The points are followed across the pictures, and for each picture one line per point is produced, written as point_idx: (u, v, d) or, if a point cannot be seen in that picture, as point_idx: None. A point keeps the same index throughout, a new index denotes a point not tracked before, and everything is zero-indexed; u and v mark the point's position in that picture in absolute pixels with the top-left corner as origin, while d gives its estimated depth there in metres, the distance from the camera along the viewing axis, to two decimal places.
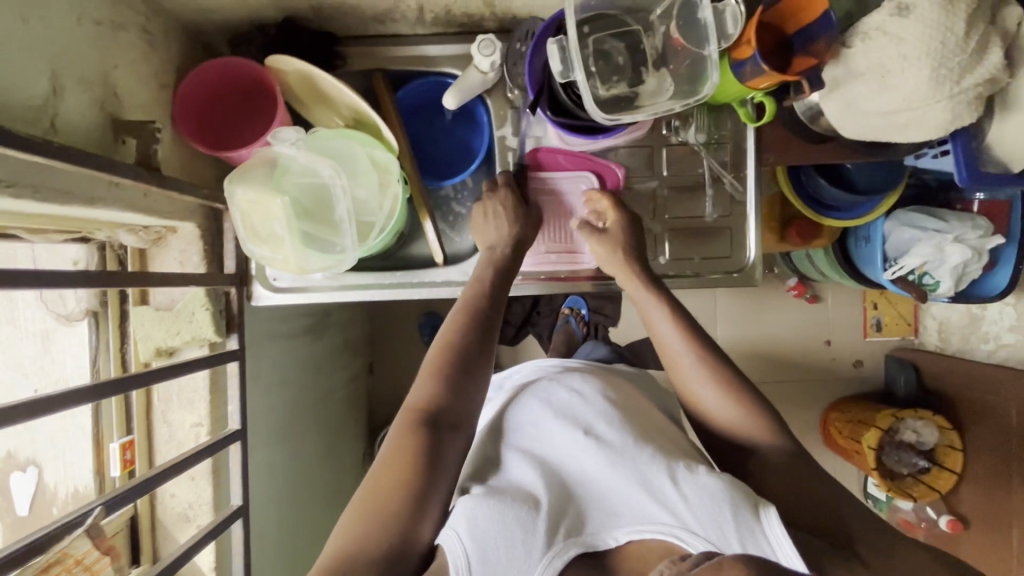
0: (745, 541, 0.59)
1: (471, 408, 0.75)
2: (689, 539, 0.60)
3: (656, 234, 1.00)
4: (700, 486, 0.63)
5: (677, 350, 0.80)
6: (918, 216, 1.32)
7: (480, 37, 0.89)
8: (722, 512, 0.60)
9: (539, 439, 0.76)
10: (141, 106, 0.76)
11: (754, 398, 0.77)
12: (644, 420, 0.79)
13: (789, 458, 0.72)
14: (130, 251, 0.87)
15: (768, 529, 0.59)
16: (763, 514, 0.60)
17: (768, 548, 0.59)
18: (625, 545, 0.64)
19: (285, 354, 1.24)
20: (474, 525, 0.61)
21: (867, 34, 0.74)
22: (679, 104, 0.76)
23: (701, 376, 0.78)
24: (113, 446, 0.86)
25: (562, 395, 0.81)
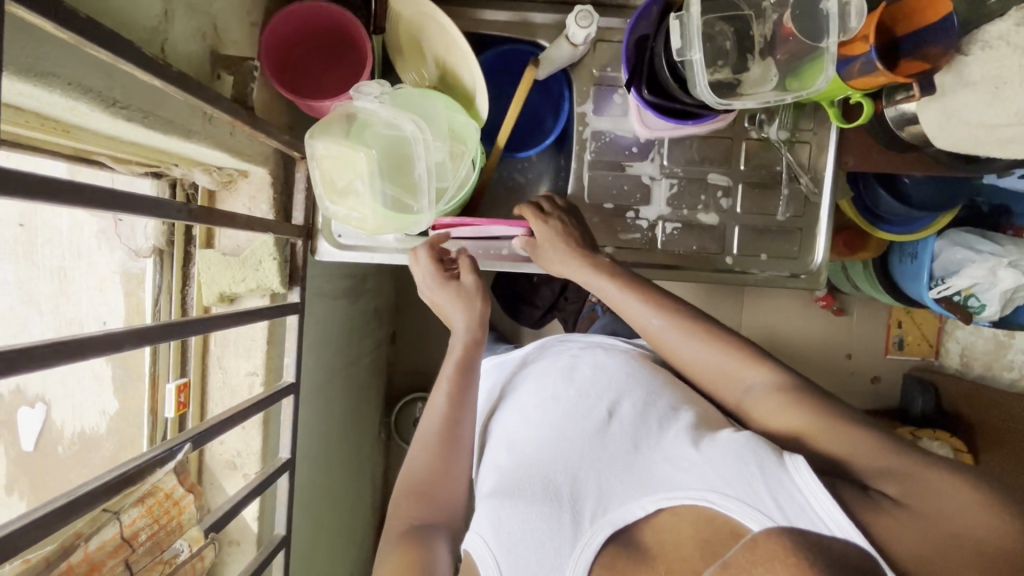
0: (776, 493, 0.55)
1: (450, 503, 0.79)
2: (723, 501, 0.57)
3: (724, 227, 0.98)
4: (722, 448, 0.63)
5: (642, 317, 0.79)
6: (974, 238, 1.32)
7: (578, 7, 0.85)
8: (747, 466, 0.58)
9: (554, 411, 0.78)
10: (236, 42, 0.73)
11: (736, 339, 0.73)
12: (675, 386, 0.79)
13: (782, 387, 0.67)
14: (200, 192, 0.86)
15: (795, 475, 0.56)
16: (789, 461, 0.57)
17: (803, 499, 0.54)
18: (656, 515, 0.62)
19: (327, 314, 1.22)
20: (499, 530, 0.68)
21: (988, 43, 0.73)
22: (788, 95, 0.74)
23: (674, 334, 0.76)
24: (168, 387, 0.85)
25: (584, 370, 0.83)
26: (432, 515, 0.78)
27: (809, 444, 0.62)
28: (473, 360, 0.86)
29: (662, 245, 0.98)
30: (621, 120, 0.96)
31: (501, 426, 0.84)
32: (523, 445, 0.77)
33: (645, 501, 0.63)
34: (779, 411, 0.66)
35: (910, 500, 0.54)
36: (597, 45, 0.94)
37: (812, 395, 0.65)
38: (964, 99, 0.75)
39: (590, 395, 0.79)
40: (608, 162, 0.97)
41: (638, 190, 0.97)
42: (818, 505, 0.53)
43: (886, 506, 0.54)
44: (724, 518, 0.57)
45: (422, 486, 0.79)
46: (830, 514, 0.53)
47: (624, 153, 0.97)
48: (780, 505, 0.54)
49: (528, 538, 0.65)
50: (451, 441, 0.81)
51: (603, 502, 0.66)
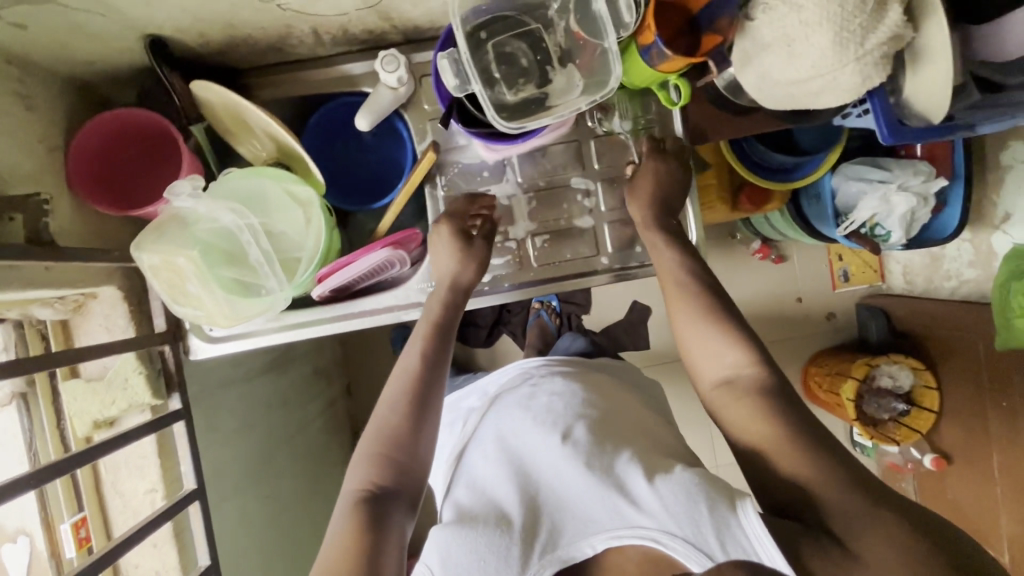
0: (723, 538, 0.60)
1: (416, 471, 0.75)
2: (670, 541, 0.62)
3: (594, 228, 0.97)
4: (675, 487, 0.65)
5: (678, 290, 0.82)
6: (863, 168, 1.32)
7: (382, 53, 0.85)
8: (698, 507, 0.62)
9: (516, 444, 0.79)
10: (27, 176, 0.72)
11: (746, 336, 0.76)
12: (622, 417, 0.83)
13: (766, 396, 0.71)
14: (50, 325, 0.84)
15: (746, 525, 0.59)
16: (740, 506, 0.61)
17: (747, 543, 0.59)
18: (605, 553, 0.66)
19: (246, 397, 1.20)
20: (446, 560, 0.67)
21: (767, 4, 0.71)
22: (587, 101, 0.73)
23: (696, 319, 0.78)
24: (64, 526, 0.83)
25: (543, 401, 0.84)
26: (393, 483, 0.73)
27: (779, 462, 0.66)
28: (448, 324, 0.85)
29: (537, 261, 0.97)
30: (466, 148, 0.95)
31: (468, 458, 0.84)
32: (484, 478, 0.77)
33: (595, 540, 0.66)
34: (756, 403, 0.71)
35: (861, 552, 0.60)
36: (421, 79, 0.93)
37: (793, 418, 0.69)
38: (765, 61, 0.75)
39: (549, 421, 0.80)
40: (463, 192, 0.96)
41: (500, 212, 0.96)
42: (760, 549, 0.58)
43: (838, 558, 0.60)
44: (669, 559, 0.62)
45: (386, 449, 0.75)
46: (773, 563, 0.57)
47: (477, 178, 0.96)
48: (723, 547, 0.60)
49: (478, 567, 0.66)
50: (422, 405, 0.78)
51: (554, 537, 0.68)
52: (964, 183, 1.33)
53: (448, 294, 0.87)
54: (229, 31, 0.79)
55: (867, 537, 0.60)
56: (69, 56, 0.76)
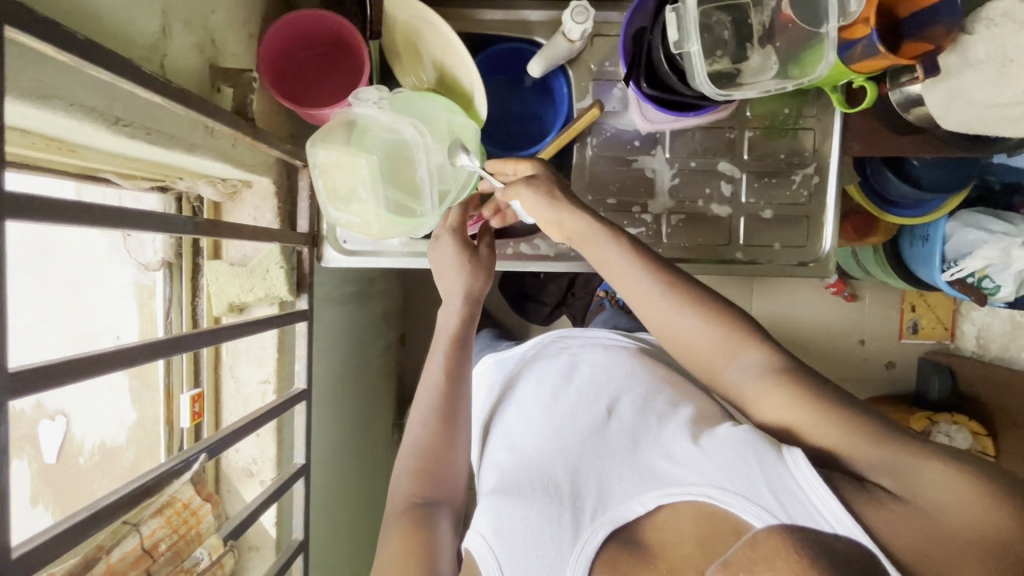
0: (774, 486, 0.54)
1: (456, 476, 0.74)
2: (725, 497, 0.56)
3: (730, 217, 0.97)
4: (723, 443, 0.60)
5: (639, 283, 0.68)
6: (984, 218, 1.29)
7: (574, 3, 0.84)
8: (746, 459, 0.57)
9: (560, 415, 0.76)
10: (234, 54, 0.74)
11: (722, 309, 0.66)
12: (674, 384, 0.78)
13: (784, 374, 0.61)
14: (205, 205, 0.87)
15: (794, 468, 0.54)
16: (787, 453, 0.55)
17: (803, 494, 0.53)
18: (658, 511, 0.60)
19: (336, 319, 1.23)
20: (498, 524, 0.64)
21: (993, 20, 0.71)
22: (789, 84, 0.75)
23: (671, 307, 0.66)
24: (182, 397, 0.86)
25: (586, 374, 0.82)
26: (435, 487, 0.72)
27: (804, 434, 0.59)
28: (467, 336, 0.81)
29: (668, 239, 0.97)
30: (621, 114, 0.96)
31: (506, 424, 0.81)
32: (523, 444, 0.75)
33: (647, 497, 0.61)
34: (781, 404, 0.59)
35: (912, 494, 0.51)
36: (593, 39, 0.94)
37: (809, 380, 0.60)
38: (968, 78, 0.74)
39: (591, 396, 0.77)
40: (611, 157, 0.96)
41: (642, 184, 0.96)
42: (812, 494, 0.53)
43: (883, 499, 0.52)
44: (725, 514, 0.55)
45: (425, 462, 0.73)
46: (833, 512, 0.51)
47: (627, 147, 0.96)
48: (780, 500, 0.53)
49: (529, 533, 0.62)
50: (450, 414, 0.76)
51: (603, 501, 0.64)
52: None
53: (461, 309, 0.81)
54: None
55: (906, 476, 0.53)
56: None
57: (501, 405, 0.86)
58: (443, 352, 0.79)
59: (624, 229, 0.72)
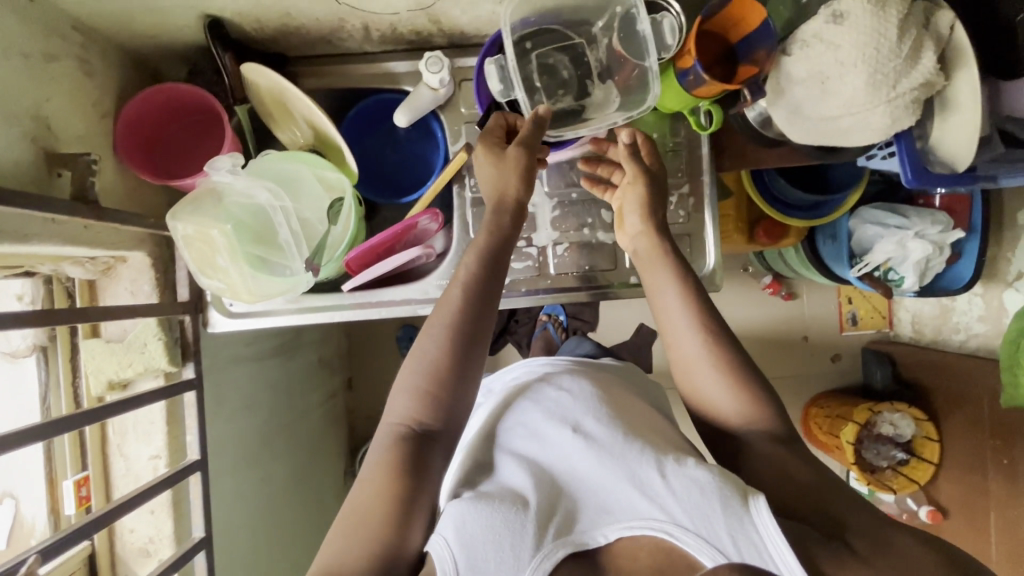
0: (734, 532, 0.60)
1: (460, 421, 0.73)
2: (682, 534, 0.62)
3: (614, 243, 0.99)
4: (689, 480, 0.64)
5: (681, 332, 0.78)
6: (881, 213, 1.34)
7: (428, 54, 0.87)
8: (710, 502, 0.62)
9: (528, 435, 0.76)
10: (78, 137, 0.74)
11: (750, 377, 0.75)
12: (633, 410, 0.80)
13: (783, 446, 0.71)
14: (78, 284, 0.86)
15: (757, 519, 0.60)
16: (752, 503, 0.61)
17: (757, 538, 0.60)
18: (617, 541, 0.64)
19: (252, 377, 1.21)
20: (462, 531, 0.61)
21: (805, 41, 0.74)
22: (623, 117, 0.78)
23: (703, 363, 0.76)
24: (66, 483, 0.84)
25: (551, 394, 0.80)
26: (436, 423, 0.71)
27: (792, 484, 0.68)
28: (489, 296, 0.75)
29: (555, 269, 0.99)
30: None
31: (472, 442, 0.80)
32: (491, 465, 0.74)
33: (607, 529, 0.65)
34: (779, 458, 0.70)
35: (870, 555, 0.61)
36: (461, 83, 0.96)
37: (802, 455, 0.71)
38: (797, 96, 0.77)
39: (561, 411, 0.77)
40: None
41: (523, 219, 0.98)
42: (769, 543, 0.59)
43: (845, 555, 0.61)
44: (680, 552, 0.61)
45: (430, 387, 0.71)
46: (783, 559, 0.59)
47: None
48: (734, 542, 0.60)
49: (492, 541, 0.61)
50: (468, 350, 0.73)
51: (567, 521, 0.65)
52: (979, 238, 1.35)
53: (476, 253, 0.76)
54: (285, 19, 0.82)
55: (875, 546, 0.62)
56: (131, 28, 0.79)
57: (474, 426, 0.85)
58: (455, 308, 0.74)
59: (689, 272, 0.81)
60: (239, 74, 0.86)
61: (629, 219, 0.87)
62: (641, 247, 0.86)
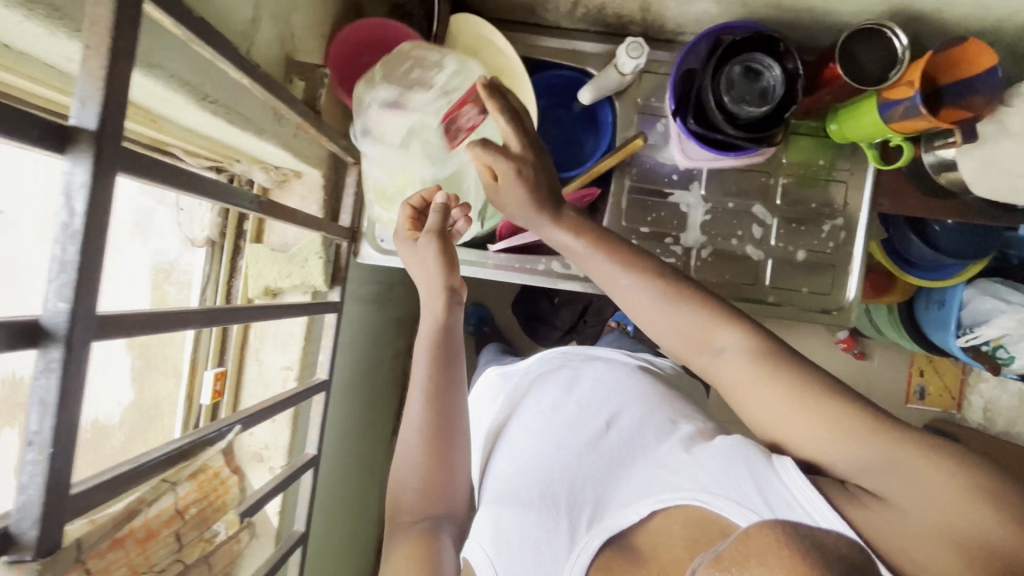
0: (766, 490, 0.53)
1: (452, 494, 0.75)
2: (711, 499, 0.55)
3: (759, 260, 0.99)
4: (712, 451, 0.60)
5: (639, 302, 0.68)
6: (1003, 288, 1.32)
7: (630, 39, 0.89)
8: (736, 464, 0.56)
9: (553, 426, 0.77)
10: (308, 50, 0.78)
11: (717, 304, 0.65)
12: (674, 401, 0.78)
13: (761, 351, 0.60)
14: (255, 189, 0.90)
15: (782, 474, 0.53)
16: (776, 459, 0.55)
17: (792, 497, 0.52)
18: (650, 519, 0.59)
19: (357, 317, 1.24)
20: (497, 535, 0.66)
21: None
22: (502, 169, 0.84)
23: (672, 314, 0.65)
24: (207, 374, 0.87)
25: (585, 384, 0.82)
26: (435, 499, 0.74)
27: (795, 438, 0.57)
28: (453, 344, 0.78)
29: (696, 272, 0.99)
30: (663, 149, 0.99)
31: (506, 438, 0.81)
32: (524, 456, 0.76)
33: (640, 505, 0.60)
34: (763, 406, 0.59)
35: (891, 491, 0.50)
36: (642, 75, 0.98)
37: (795, 363, 0.59)
38: (1007, 147, 0.77)
39: (590, 406, 0.78)
40: (648, 189, 0.99)
41: (675, 217, 0.99)
42: (802, 498, 0.52)
43: (863, 498, 0.51)
44: (715, 518, 0.54)
45: (422, 482, 0.74)
46: (818, 508, 0.51)
47: (665, 180, 0.99)
48: (767, 501, 0.52)
49: (525, 542, 0.64)
50: (444, 436, 0.76)
51: (599, 511, 0.65)
52: None
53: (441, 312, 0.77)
54: None
55: (887, 476, 0.51)
56: None
57: (507, 417, 0.86)
58: (423, 396, 0.76)
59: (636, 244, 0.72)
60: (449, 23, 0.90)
61: (513, 198, 0.73)
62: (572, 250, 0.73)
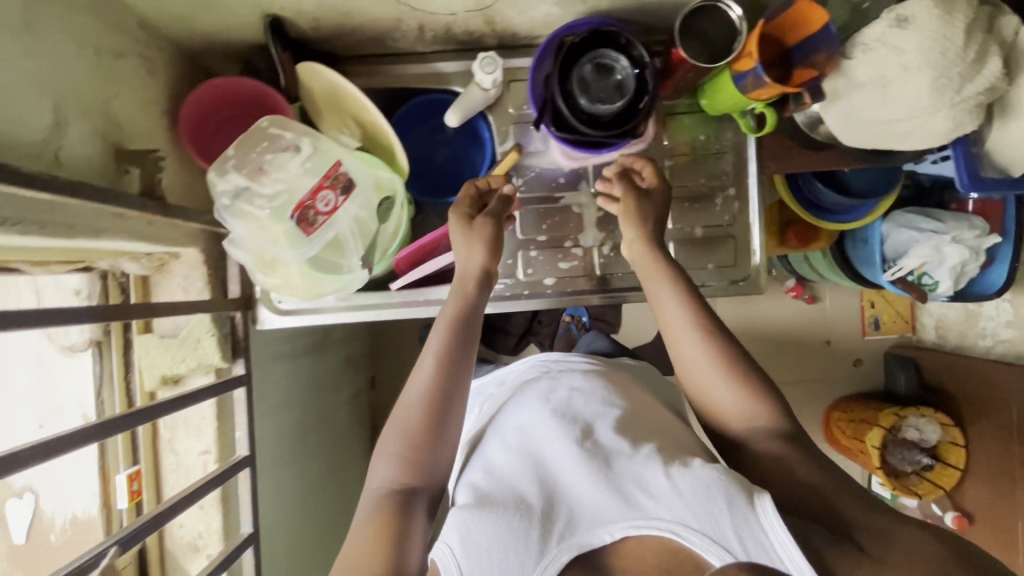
0: (741, 531, 0.61)
1: (440, 471, 0.75)
2: (688, 534, 0.63)
3: (660, 246, 0.99)
4: (695, 478, 0.66)
5: (679, 332, 0.79)
6: (916, 217, 1.34)
7: (481, 55, 0.88)
8: (716, 499, 0.63)
9: (535, 438, 0.79)
10: (142, 133, 0.75)
11: (751, 374, 0.77)
12: (640, 418, 0.83)
13: (776, 438, 0.73)
14: (131, 279, 0.87)
15: (762, 517, 0.61)
16: (758, 502, 0.62)
17: (766, 538, 0.60)
18: (623, 540, 0.66)
19: (288, 375, 1.22)
20: (467, 541, 0.66)
21: (868, 46, 0.74)
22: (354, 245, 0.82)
23: (701, 356, 0.77)
24: (119, 477, 0.85)
25: (562, 395, 0.86)
26: (419, 480, 0.73)
27: (798, 475, 0.69)
28: (465, 343, 0.79)
29: (600, 270, 0.99)
30: (545, 154, 0.98)
31: (484, 448, 0.84)
32: (502, 471, 0.76)
33: (612, 527, 0.66)
34: (783, 457, 0.70)
35: (882, 553, 0.61)
36: (510, 84, 0.96)
37: (801, 453, 0.71)
38: (856, 101, 0.77)
39: (572, 416, 0.81)
40: (539, 197, 0.98)
41: (569, 220, 0.98)
42: (776, 541, 0.60)
43: (852, 551, 0.61)
44: (687, 551, 0.63)
45: (409, 449, 0.73)
46: (790, 557, 0.59)
47: (553, 184, 0.98)
48: (741, 540, 0.61)
49: (495, 548, 0.65)
50: (443, 405, 0.76)
51: (571, 524, 0.68)
52: (1013, 244, 1.34)
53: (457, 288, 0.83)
54: (344, 19, 0.83)
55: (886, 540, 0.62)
56: (193, 26, 0.79)
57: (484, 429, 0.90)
58: (433, 364, 0.77)
59: (685, 276, 0.83)
60: (295, 73, 0.86)
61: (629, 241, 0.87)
62: (639, 263, 0.86)
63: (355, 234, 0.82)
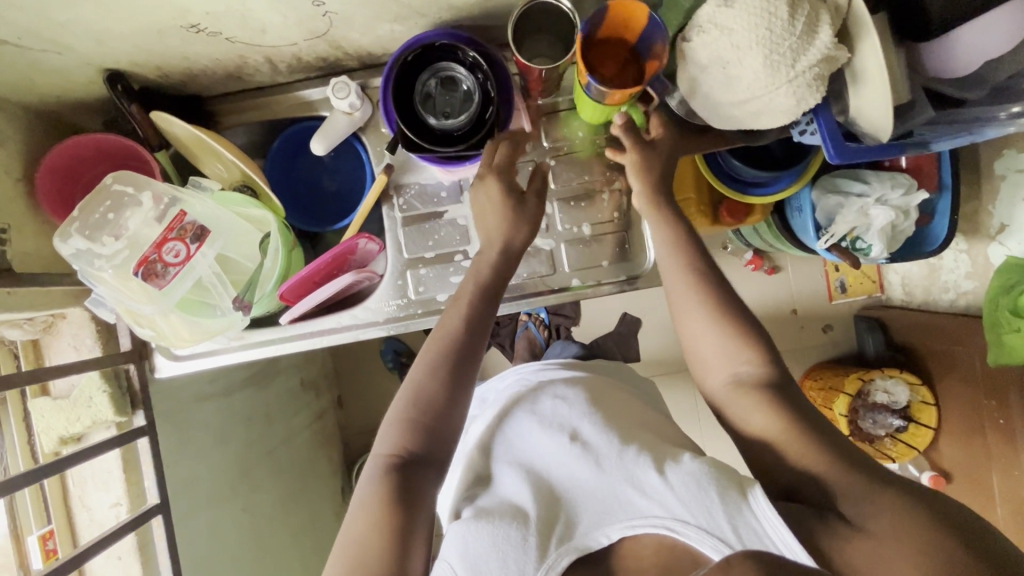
0: (734, 521, 0.62)
1: (451, 439, 0.71)
2: (683, 529, 0.64)
3: (552, 249, 0.97)
4: (685, 477, 0.67)
5: (676, 282, 0.77)
6: (842, 181, 1.29)
7: (333, 80, 0.87)
8: (708, 494, 0.64)
9: (527, 450, 0.80)
10: None
11: (743, 322, 0.73)
12: (623, 415, 0.82)
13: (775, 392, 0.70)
14: (21, 344, 0.88)
15: (756, 508, 0.62)
16: (749, 492, 0.63)
17: (761, 529, 0.61)
18: (621, 541, 0.67)
19: (215, 413, 1.22)
20: (467, 554, 0.67)
21: (701, 27, 0.72)
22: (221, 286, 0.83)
23: (693, 311, 0.75)
24: (31, 539, 0.86)
25: (548, 403, 0.85)
26: (425, 451, 0.70)
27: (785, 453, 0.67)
28: (481, 325, 0.75)
29: None
30: (424, 169, 0.96)
31: (486, 450, 0.84)
32: (501, 487, 0.77)
33: (610, 529, 0.67)
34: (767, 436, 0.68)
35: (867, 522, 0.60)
36: (378, 103, 0.95)
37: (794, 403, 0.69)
38: (704, 85, 0.75)
39: (558, 420, 0.81)
40: (421, 214, 0.96)
41: (456, 233, 0.96)
42: (769, 529, 0.60)
43: (836, 526, 0.61)
44: (683, 546, 0.64)
45: (423, 412, 0.70)
46: (785, 542, 0.59)
47: (436, 199, 0.97)
48: (736, 532, 0.62)
49: (498, 559, 0.66)
50: (463, 365, 0.73)
51: (569, 529, 0.68)
52: (951, 195, 1.30)
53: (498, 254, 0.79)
54: (184, 64, 0.82)
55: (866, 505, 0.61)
56: (37, 92, 0.80)
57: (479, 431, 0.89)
58: (457, 326, 0.74)
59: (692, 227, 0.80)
60: (155, 122, 0.86)
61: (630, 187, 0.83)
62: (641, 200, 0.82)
63: (221, 275, 0.83)
